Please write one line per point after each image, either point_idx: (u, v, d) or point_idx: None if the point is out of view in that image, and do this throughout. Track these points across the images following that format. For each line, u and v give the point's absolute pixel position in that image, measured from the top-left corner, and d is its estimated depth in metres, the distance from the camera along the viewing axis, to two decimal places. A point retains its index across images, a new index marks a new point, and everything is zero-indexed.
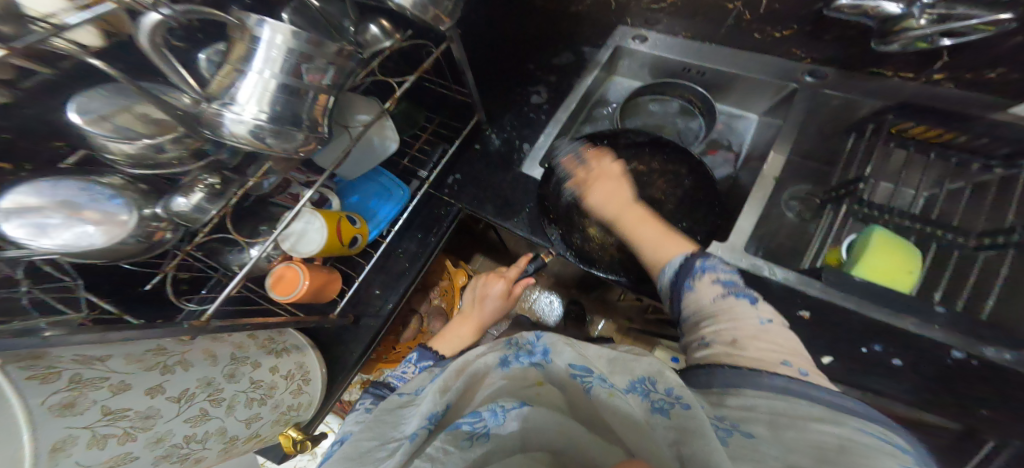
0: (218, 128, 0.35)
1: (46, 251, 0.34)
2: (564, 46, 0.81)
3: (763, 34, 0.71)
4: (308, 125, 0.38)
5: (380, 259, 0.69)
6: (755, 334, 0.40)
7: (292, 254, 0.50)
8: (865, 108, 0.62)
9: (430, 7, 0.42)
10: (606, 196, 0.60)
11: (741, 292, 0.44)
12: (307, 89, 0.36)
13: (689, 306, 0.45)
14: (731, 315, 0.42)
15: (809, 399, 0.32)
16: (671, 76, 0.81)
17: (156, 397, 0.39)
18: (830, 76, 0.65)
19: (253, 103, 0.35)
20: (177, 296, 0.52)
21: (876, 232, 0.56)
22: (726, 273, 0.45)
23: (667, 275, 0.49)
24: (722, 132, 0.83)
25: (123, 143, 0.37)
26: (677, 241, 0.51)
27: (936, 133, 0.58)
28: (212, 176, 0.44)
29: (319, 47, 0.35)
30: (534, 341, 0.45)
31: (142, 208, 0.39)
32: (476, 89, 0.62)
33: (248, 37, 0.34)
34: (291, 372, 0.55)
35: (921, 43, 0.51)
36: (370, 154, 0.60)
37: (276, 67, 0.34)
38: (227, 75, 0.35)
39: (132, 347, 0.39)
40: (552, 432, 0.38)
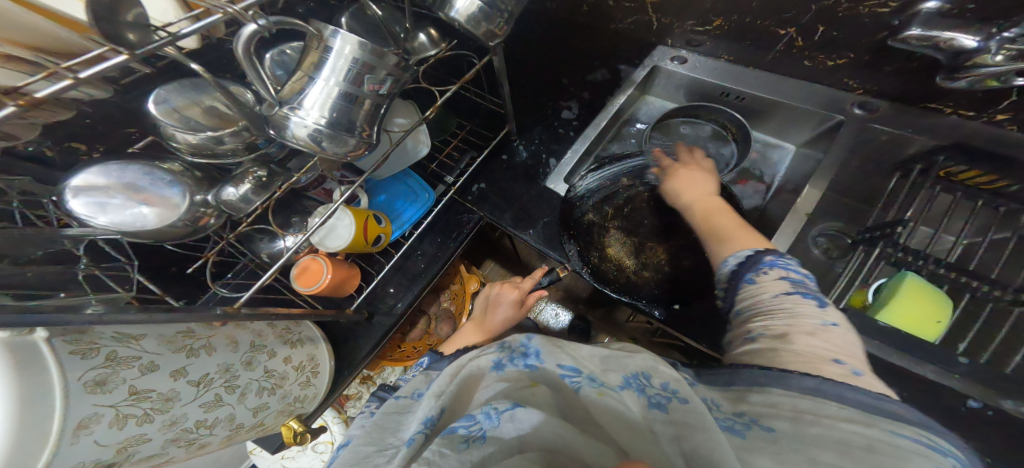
0: (282, 129, 0.37)
1: (104, 229, 0.37)
2: (601, 63, 0.82)
3: (814, 61, 0.67)
4: (359, 132, 0.39)
5: (399, 259, 0.70)
6: (814, 330, 0.37)
7: (320, 247, 0.53)
8: (914, 146, 0.61)
9: (483, 23, 0.43)
10: (686, 183, 0.60)
11: (811, 294, 0.41)
12: (364, 97, 0.38)
13: (745, 298, 0.44)
14: (790, 313, 0.39)
15: (840, 400, 0.30)
16: (707, 100, 0.81)
17: (179, 380, 0.41)
18: (881, 110, 0.64)
19: (317, 108, 0.36)
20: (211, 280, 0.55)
21: (907, 278, 0.55)
22: (796, 272, 0.42)
23: (728, 265, 0.47)
24: (755, 161, 0.82)
25: (190, 133, 0.40)
26: (748, 235, 0.49)
27: (989, 179, 0.57)
28: (261, 169, 0.45)
29: (380, 58, 0.37)
30: (526, 343, 0.46)
31: (194, 194, 0.41)
32: (510, 101, 0.63)
33: (322, 45, 0.36)
34: (301, 364, 0.57)
35: (990, 82, 0.48)
36: (404, 156, 0.61)
37: (342, 76, 0.36)
38: (298, 81, 0.37)
39: (167, 328, 0.42)
40: (550, 431, 0.36)
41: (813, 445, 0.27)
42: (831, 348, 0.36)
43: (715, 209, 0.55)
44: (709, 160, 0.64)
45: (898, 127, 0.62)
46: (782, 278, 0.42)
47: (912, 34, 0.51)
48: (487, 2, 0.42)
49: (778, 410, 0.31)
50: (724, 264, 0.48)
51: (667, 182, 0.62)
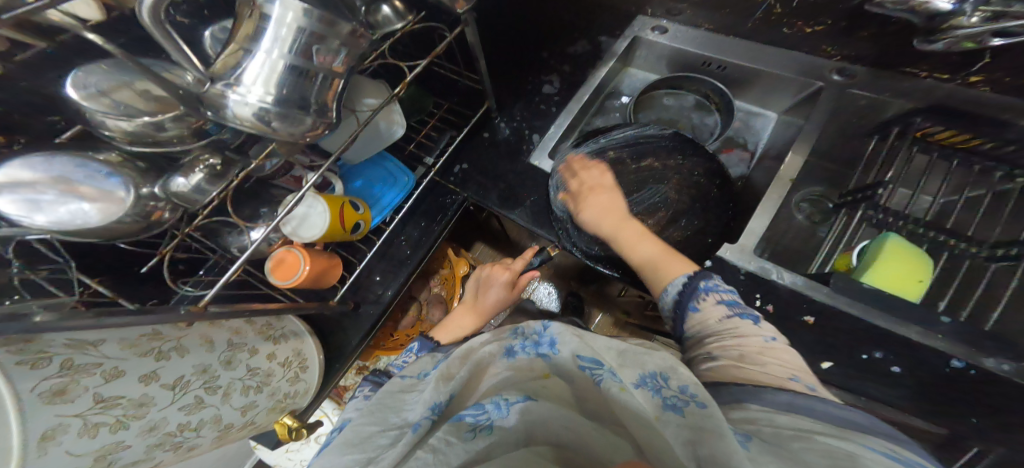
0: (221, 109, 0.33)
1: (40, 228, 0.33)
2: (581, 35, 0.78)
3: (792, 28, 0.66)
4: (316, 110, 0.36)
5: (382, 247, 0.68)
6: (762, 348, 0.40)
7: (293, 238, 0.50)
8: (893, 110, 0.61)
9: None
10: (600, 210, 0.59)
11: (747, 313, 0.44)
12: (317, 71, 0.35)
13: (695, 327, 0.46)
14: (736, 333, 0.42)
15: (813, 417, 0.31)
16: (690, 70, 0.79)
17: (151, 385, 0.38)
18: (859, 76, 0.63)
19: (260, 84, 0.33)
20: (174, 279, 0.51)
21: (890, 239, 0.56)
22: (727, 293, 0.46)
23: (670, 295, 0.49)
24: (739, 130, 0.81)
25: (121, 119, 0.37)
26: (681, 259, 0.52)
27: (964, 138, 0.57)
28: (214, 156, 0.43)
29: (331, 27, 0.34)
30: (541, 330, 0.42)
31: (139, 186, 0.38)
32: (487, 76, 0.60)
33: (258, 13, 0.33)
34: (288, 360, 0.54)
35: (967, 43, 0.48)
36: (376, 139, 0.58)
37: (285, 47, 0.33)
38: (232, 54, 0.33)
39: (128, 331, 0.38)
40: (559, 426, 0.40)
41: (793, 454, 0.28)
42: (782, 362, 0.38)
43: (619, 223, 0.58)
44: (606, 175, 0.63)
45: (877, 91, 0.60)
46: (720, 303, 0.45)
47: None
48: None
49: (757, 425, 0.31)
50: (667, 294, 0.49)
51: (582, 210, 0.60)
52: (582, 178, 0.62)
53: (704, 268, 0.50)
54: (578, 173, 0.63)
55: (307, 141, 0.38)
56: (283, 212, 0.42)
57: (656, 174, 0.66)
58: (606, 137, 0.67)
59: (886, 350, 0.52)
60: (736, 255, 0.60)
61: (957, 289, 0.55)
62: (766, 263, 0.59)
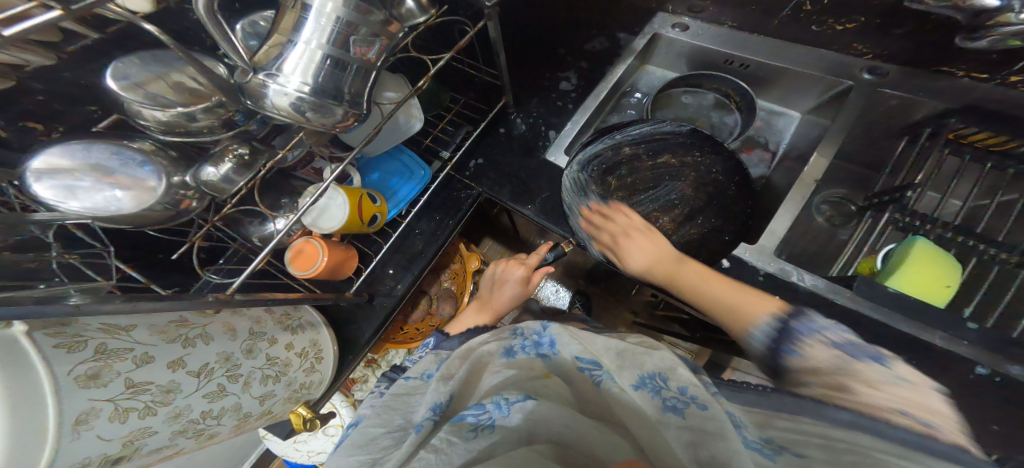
0: (259, 99, 0.34)
1: (75, 214, 0.35)
2: (599, 31, 0.78)
3: (822, 26, 0.64)
4: (348, 100, 0.37)
5: (397, 239, 0.68)
6: (873, 382, 0.33)
7: (314, 228, 0.50)
8: (922, 111, 0.58)
9: None
10: (642, 253, 0.57)
11: (864, 351, 0.35)
12: (352, 62, 0.35)
13: (796, 366, 0.38)
14: (845, 377, 0.34)
15: (878, 434, 0.29)
16: (711, 68, 0.77)
17: (177, 371, 0.39)
18: (891, 74, 0.60)
19: (298, 74, 0.34)
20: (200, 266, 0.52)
21: (917, 243, 0.54)
22: (839, 334, 0.37)
23: (758, 339, 0.42)
24: (759, 129, 0.80)
25: (156, 109, 0.38)
26: (756, 296, 0.46)
27: (999, 140, 0.55)
28: (242, 146, 0.43)
29: (365, 16, 0.34)
30: (540, 331, 0.47)
31: (170, 175, 0.39)
32: (507, 71, 0.60)
33: (300, 5, 0.33)
34: (305, 350, 0.55)
35: (1013, 42, 0.46)
36: (396, 132, 0.59)
37: (323, 37, 0.34)
38: (274, 46, 0.34)
39: (157, 318, 0.40)
40: (562, 424, 0.40)
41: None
42: (891, 397, 0.32)
43: (671, 275, 0.54)
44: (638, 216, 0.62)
45: (910, 92, 0.57)
46: (827, 343, 0.37)
47: None
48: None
49: (806, 437, 0.30)
50: (756, 341, 0.43)
51: (627, 259, 0.58)
52: (601, 223, 0.61)
53: (797, 304, 0.42)
54: (606, 220, 0.61)
55: (337, 132, 0.39)
56: (305, 203, 0.43)
57: (673, 171, 0.65)
58: (622, 134, 0.65)
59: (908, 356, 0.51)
60: (755, 255, 0.61)
61: (986, 296, 0.53)
62: (785, 265, 0.59)
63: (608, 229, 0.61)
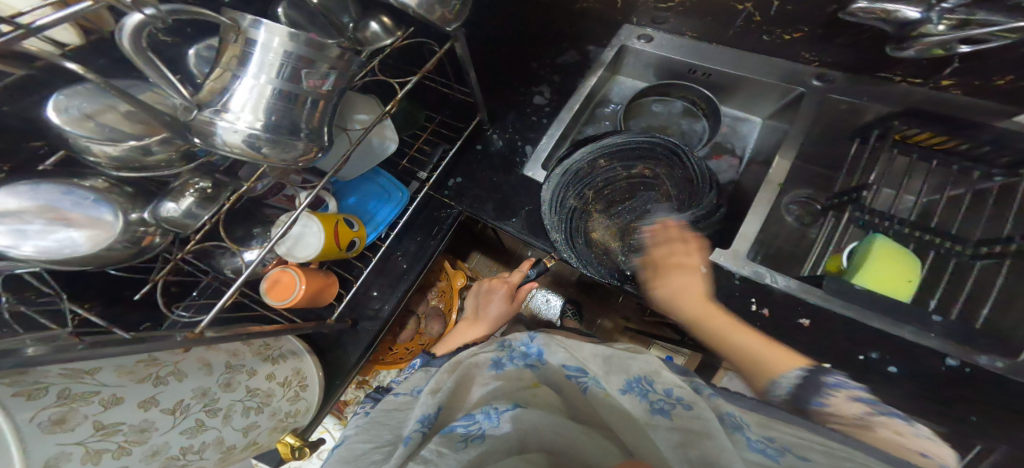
0: (209, 136, 0.33)
1: (25, 258, 0.33)
2: (569, 44, 0.79)
3: (772, 36, 0.67)
4: (307, 134, 0.36)
5: (378, 262, 0.67)
6: (903, 433, 0.36)
7: (288, 258, 0.49)
8: (871, 114, 0.63)
9: (437, 8, 0.40)
10: (676, 291, 0.59)
11: (890, 410, 0.39)
12: (306, 96, 0.35)
13: (820, 417, 0.39)
14: (872, 431, 0.37)
15: (883, 463, 0.30)
16: (678, 77, 0.80)
17: (150, 410, 0.37)
18: (838, 81, 0.66)
19: (249, 110, 0.33)
20: (167, 303, 0.49)
21: (878, 241, 0.56)
22: (863, 393, 0.41)
23: (783, 389, 0.45)
24: (726, 135, 0.82)
25: (107, 144, 0.36)
26: (785, 355, 0.49)
27: (942, 140, 0.59)
28: (204, 179, 0.43)
29: (319, 51, 0.33)
30: (527, 343, 0.49)
31: (128, 212, 0.38)
32: (479, 88, 0.60)
33: (244, 39, 0.32)
34: (288, 379, 0.53)
35: (937, 50, 0.50)
36: (369, 155, 0.58)
37: (272, 73, 0.33)
38: (218, 79, 0.33)
39: (124, 358, 0.37)
40: (551, 432, 0.41)
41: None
42: (918, 445, 0.35)
43: (709, 320, 0.56)
44: (699, 255, 0.62)
45: (856, 96, 0.64)
46: (854, 400, 0.40)
47: (858, 7, 0.51)
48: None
49: (808, 444, 0.31)
50: (779, 389, 0.45)
51: (657, 286, 0.61)
52: (657, 249, 0.63)
53: (822, 364, 0.46)
54: (664, 240, 0.63)
55: (299, 165, 0.38)
56: (277, 233, 0.42)
57: (647, 180, 0.66)
58: (598, 145, 0.64)
59: (881, 351, 0.57)
60: (731, 260, 0.62)
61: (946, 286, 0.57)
62: (760, 267, 0.61)
63: (662, 248, 0.62)
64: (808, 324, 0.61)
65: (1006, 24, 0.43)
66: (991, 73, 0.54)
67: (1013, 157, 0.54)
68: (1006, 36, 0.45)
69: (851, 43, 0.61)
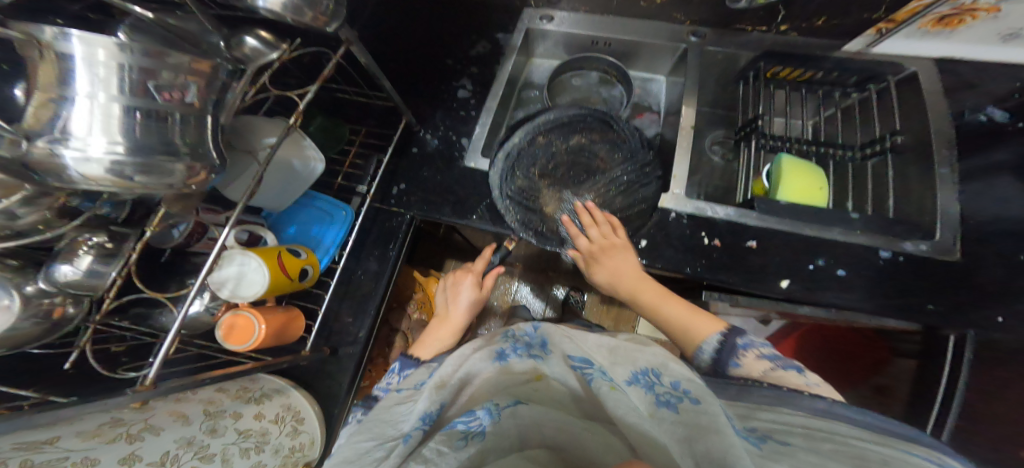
0: (61, 174, 0.30)
1: None
2: (478, 36, 0.81)
3: (647, 2, 0.74)
4: (186, 152, 0.34)
5: (340, 286, 0.66)
6: (803, 385, 0.42)
7: (235, 300, 0.46)
8: (743, 58, 0.75)
9: (306, 10, 0.41)
10: (615, 273, 0.62)
11: (788, 363, 0.45)
12: (167, 111, 0.33)
13: (737, 374, 0.46)
14: (781, 381, 0.43)
15: (847, 422, 0.34)
16: (584, 51, 0.85)
17: (135, 467, 0.34)
18: (709, 35, 0.76)
19: (98, 134, 0.30)
20: (107, 367, 0.40)
21: (785, 160, 0.65)
22: (764, 347, 0.48)
23: (706, 354, 0.50)
24: (641, 96, 0.88)
25: None
26: (705, 321, 0.54)
27: (800, 73, 0.71)
28: (97, 233, 0.38)
29: (161, 59, 0.31)
30: (531, 332, 0.49)
31: (22, 286, 0.34)
32: (396, 93, 0.61)
33: (52, 54, 0.29)
34: (280, 416, 0.49)
35: None
36: (291, 177, 0.56)
37: (111, 88, 0.30)
38: (43, 106, 0.30)
39: (84, 424, 0.34)
40: (550, 428, 0.43)
41: (823, 455, 0.30)
42: (826, 395, 0.42)
43: (638, 287, 0.60)
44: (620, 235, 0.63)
45: (727, 46, 0.74)
46: (760, 358, 0.46)
47: None
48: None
49: (790, 428, 0.34)
50: (705, 355, 0.50)
51: (595, 272, 0.63)
52: (586, 238, 0.64)
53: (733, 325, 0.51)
54: (591, 222, 0.64)
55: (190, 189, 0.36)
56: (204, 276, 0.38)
57: (587, 147, 0.68)
58: (533, 122, 0.67)
59: (828, 257, 0.64)
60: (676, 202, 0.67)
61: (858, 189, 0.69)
62: (701, 203, 0.66)
63: (587, 238, 0.63)
64: (756, 244, 0.66)
65: None
66: (810, 14, 0.67)
67: (859, 76, 0.69)
68: None
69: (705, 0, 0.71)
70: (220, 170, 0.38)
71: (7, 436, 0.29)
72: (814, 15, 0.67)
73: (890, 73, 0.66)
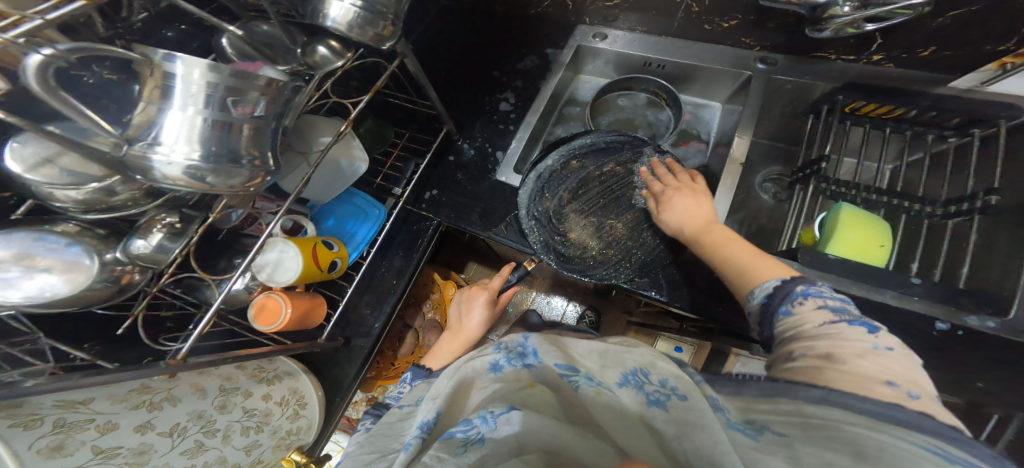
0: (148, 171, 0.35)
1: (10, 305, 0.34)
2: (528, 50, 0.82)
3: (711, 25, 0.70)
4: (248, 160, 0.38)
5: (364, 280, 0.71)
6: (862, 352, 0.35)
7: (270, 284, 0.50)
8: (818, 90, 0.67)
9: (368, 28, 0.43)
10: (681, 213, 0.57)
11: (858, 320, 0.38)
12: (239, 123, 0.36)
13: (784, 329, 0.41)
14: (838, 339, 0.37)
15: (847, 407, 0.30)
16: (636, 71, 0.83)
17: (147, 434, 0.39)
18: (779, 63, 0.69)
19: (183, 143, 0.35)
20: (151, 334, 0.48)
21: (843, 209, 0.59)
22: (835, 300, 0.39)
23: (757, 299, 0.45)
24: (690, 122, 0.84)
25: (70, 189, 0.37)
26: (780, 266, 0.46)
27: (887, 109, 0.63)
28: (171, 214, 0.43)
29: (248, 81, 0.36)
30: (523, 344, 0.50)
31: (102, 253, 0.40)
32: (440, 102, 0.63)
33: (161, 72, 0.34)
34: (285, 398, 0.56)
35: (849, 29, 0.55)
36: (339, 175, 0.62)
37: (198, 102, 0.34)
38: (146, 113, 0.35)
39: (117, 388, 0.40)
40: (549, 434, 0.40)
41: (822, 447, 0.27)
42: (881, 368, 0.34)
43: (702, 236, 0.54)
44: (699, 180, 0.60)
45: (799, 76, 0.67)
46: (822, 308, 0.39)
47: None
48: (365, 8, 0.42)
49: (786, 417, 0.31)
50: (756, 299, 0.45)
51: (664, 212, 0.59)
52: (657, 184, 0.63)
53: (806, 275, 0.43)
54: (667, 174, 0.63)
55: (249, 191, 0.40)
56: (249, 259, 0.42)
57: (620, 177, 0.67)
58: (567, 146, 0.68)
59: (870, 320, 0.57)
60: None
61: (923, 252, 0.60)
62: None
63: (659, 181, 0.63)
64: None
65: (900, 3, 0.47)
66: (915, 43, 0.59)
67: (959, 119, 0.58)
68: (905, 12, 0.49)
69: (779, 26, 0.65)
70: (275, 174, 0.41)
71: (54, 394, 0.35)
72: (918, 45, 0.59)
73: (1003, 115, 0.54)
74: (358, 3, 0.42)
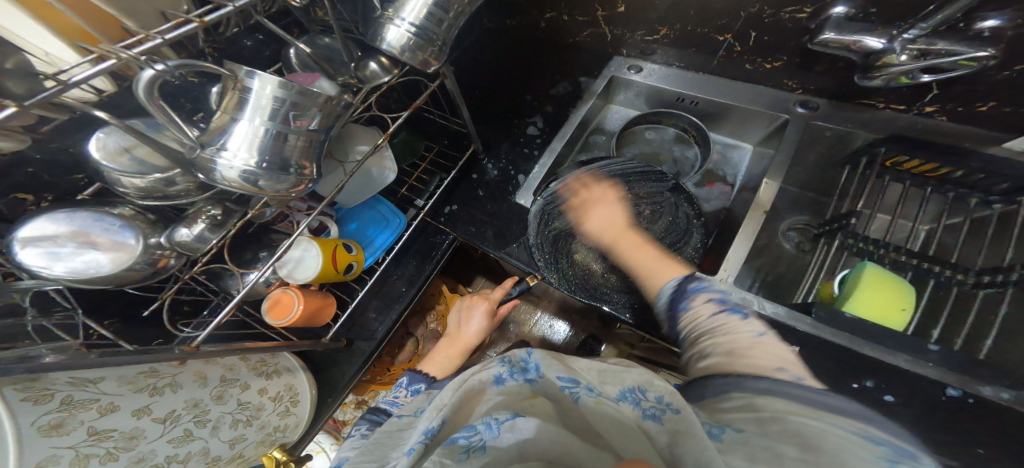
0: (211, 172, 0.38)
1: (56, 277, 0.37)
2: (563, 77, 0.84)
3: (754, 64, 0.70)
4: (296, 169, 0.40)
5: (375, 285, 0.73)
6: (747, 340, 0.43)
7: (289, 280, 0.53)
8: (859, 140, 0.64)
9: (419, 52, 0.45)
10: (603, 221, 0.65)
11: (734, 308, 0.48)
12: (294, 134, 0.39)
13: (687, 324, 0.49)
14: (726, 330, 0.46)
15: (786, 397, 0.36)
16: (667, 106, 0.83)
17: (142, 418, 0.42)
18: (821, 108, 0.68)
19: (244, 150, 0.37)
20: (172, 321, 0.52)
21: (867, 268, 0.57)
22: (718, 291, 0.50)
23: (663, 299, 0.53)
24: (717, 163, 0.84)
25: (136, 177, 0.40)
26: (670, 265, 0.57)
27: (932, 167, 0.60)
28: (215, 207, 0.46)
29: (307, 98, 0.38)
30: (526, 358, 0.50)
31: (148, 236, 0.42)
32: (471, 121, 0.65)
33: (240, 86, 0.37)
34: (279, 394, 0.59)
35: (903, 79, 0.52)
36: (369, 183, 0.64)
37: (265, 115, 0.37)
38: (220, 122, 0.38)
39: (128, 368, 0.42)
40: (549, 441, 0.39)
41: (771, 439, 0.32)
42: (776, 358, 0.41)
43: (619, 238, 0.63)
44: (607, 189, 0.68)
45: (839, 123, 0.65)
46: (710, 300, 0.49)
47: (825, 38, 0.54)
48: (418, 34, 0.45)
49: (744, 414, 0.36)
50: (664, 294, 0.54)
51: (587, 219, 0.66)
52: (579, 196, 0.67)
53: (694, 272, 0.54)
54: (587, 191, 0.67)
55: (291, 195, 0.42)
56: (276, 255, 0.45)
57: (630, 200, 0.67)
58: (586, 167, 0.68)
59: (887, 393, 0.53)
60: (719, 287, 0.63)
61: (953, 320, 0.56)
62: (748, 294, 0.60)
63: (583, 193, 0.67)
64: None
65: (965, 54, 0.45)
66: (977, 96, 0.56)
67: (1010, 183, 0.54)
68: (970, 65, 0.46)
69: (828, 69, 0.64)
70: (316, 181, 0.44)
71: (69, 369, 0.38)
72: (979, 97, 0.56)
73: None
74: (413, 29, 0.44)
